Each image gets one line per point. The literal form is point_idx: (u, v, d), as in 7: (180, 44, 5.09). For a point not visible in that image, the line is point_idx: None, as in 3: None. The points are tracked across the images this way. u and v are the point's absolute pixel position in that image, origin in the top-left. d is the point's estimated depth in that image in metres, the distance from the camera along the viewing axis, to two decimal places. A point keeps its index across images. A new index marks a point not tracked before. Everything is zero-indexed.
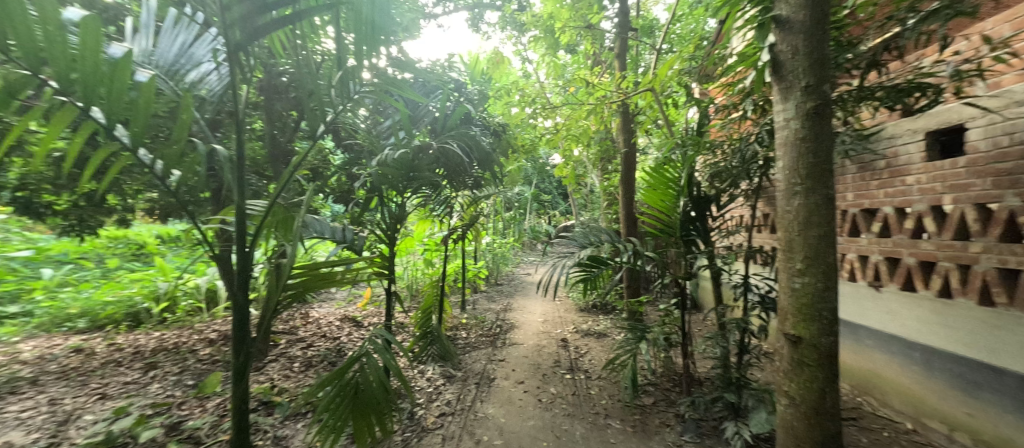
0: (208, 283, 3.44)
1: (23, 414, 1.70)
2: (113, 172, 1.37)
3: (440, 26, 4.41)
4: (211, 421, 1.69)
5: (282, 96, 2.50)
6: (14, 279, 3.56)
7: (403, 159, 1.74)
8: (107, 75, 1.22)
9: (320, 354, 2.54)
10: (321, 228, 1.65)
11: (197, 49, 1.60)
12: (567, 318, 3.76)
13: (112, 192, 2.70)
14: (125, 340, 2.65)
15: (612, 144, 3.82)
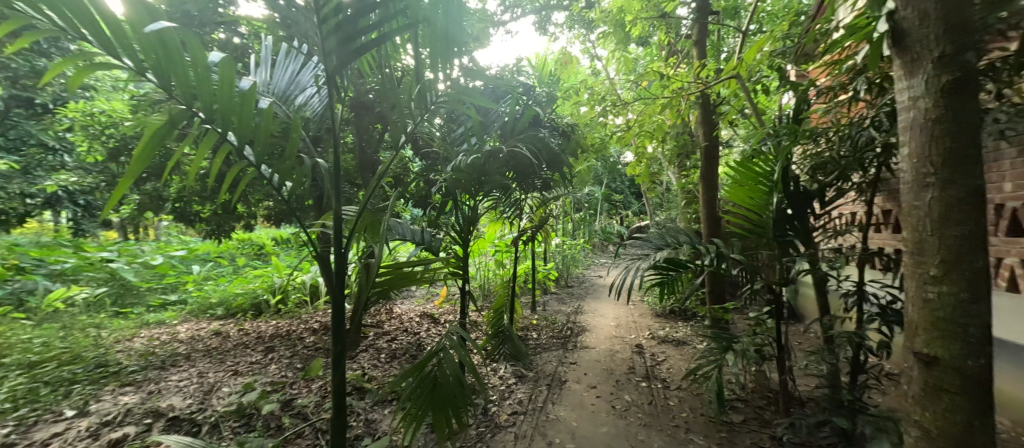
0: (312, 279, 3.83)
1: (181, 383, 2.11)
2: (242, 185, 1.59)
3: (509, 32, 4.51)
4: (315, 401, 1.93)
5: (370, 111, 2.77)
6: (175, 274, 4.42)
7: (476, 163, 1.79)
8: (239, 105, 1.46)
9: (402, 347, 2.76)
10: (402, 231, 1.80)
11: (303, 76, 1.84)
12: (642, 323, 3.59)
13: (242, 201, 3.22)
14: (250, 326, 3.13)
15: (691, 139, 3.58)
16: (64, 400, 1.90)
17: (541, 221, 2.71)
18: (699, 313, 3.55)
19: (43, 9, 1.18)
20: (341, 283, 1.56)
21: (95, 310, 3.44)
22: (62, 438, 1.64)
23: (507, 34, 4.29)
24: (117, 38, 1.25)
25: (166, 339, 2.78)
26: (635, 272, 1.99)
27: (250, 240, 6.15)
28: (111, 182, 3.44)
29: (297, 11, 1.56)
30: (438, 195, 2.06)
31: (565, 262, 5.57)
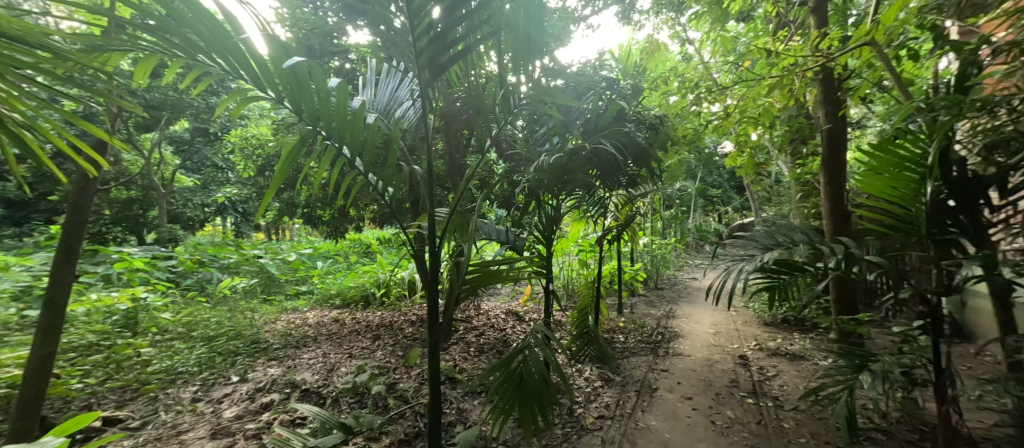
0: (410, 275, 4.25)
1: (312, 361, 2.49)
2: (354, 191, 1.78)
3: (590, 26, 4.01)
4: (414, 386, 2.12)
5: (458, 119, 2.96)
6: (304, 268, 5.23)
7: (558, 162, 1.82)
8: (352, 121, 1.65)
9: (489, 342, 2.88)
10: (489, 231, 1.90)
11: (400, 91, 2.04)
12: (747, 332, 3.23)
13: (353, 205, 3.67)
14: (361, 316, 3.57)
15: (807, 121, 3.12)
16: (230, 367, 2.39)
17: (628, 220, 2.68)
18: (821, 324, 3.07)
19: (214, 57, 1.47)
20: (435, 279, 1.64)
21: (250, 297, 4.23)
22: (229, 398, 2.06)
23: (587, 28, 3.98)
24: (263, 74, 1.52)
25: (300, 323, 3.31)
26: (739, 276, 1.82)
27: (361, 240, 7.00)
28: (261, 193, 4.18)
29: (394, 32, 1.64)
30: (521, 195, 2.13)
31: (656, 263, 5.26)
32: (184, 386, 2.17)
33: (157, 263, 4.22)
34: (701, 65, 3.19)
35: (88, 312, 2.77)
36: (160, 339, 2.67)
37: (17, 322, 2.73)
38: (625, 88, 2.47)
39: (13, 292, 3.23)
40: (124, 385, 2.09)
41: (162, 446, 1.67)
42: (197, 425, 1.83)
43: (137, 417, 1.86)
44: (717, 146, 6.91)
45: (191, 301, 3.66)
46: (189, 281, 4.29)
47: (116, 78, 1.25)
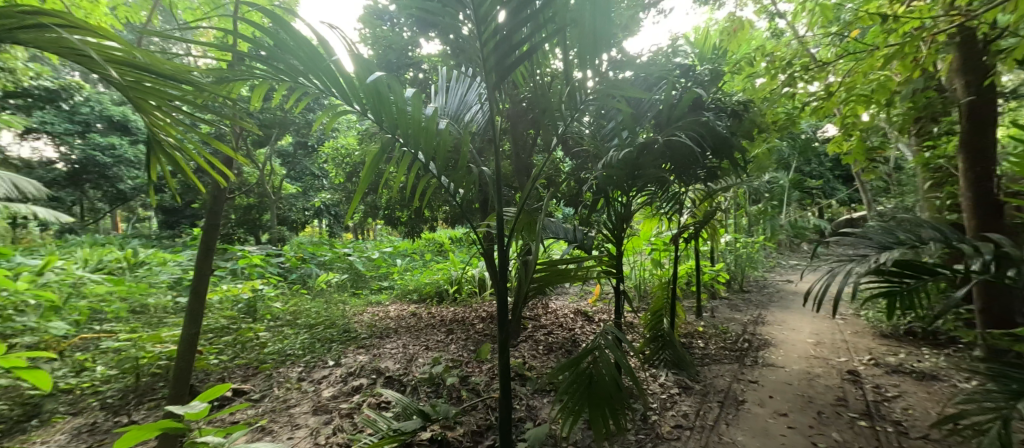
0: (479, 273, 4.43)
1: (395, 351, 2.71)
2: (427, 193, 1.87)
3: (661, 12, 3.48)
4: (485, 380, 2.20)
5: (524, 118, 2.99)
6: (386, 265, 5.70)
7: (628, 158, 1.79)
8: (426, 128, 1.73)
9: (558, 341, 2.87)
10: (557, 230, 2.02)
11: (469, 96, 2.11)
12: (858, 343, 2.81)
13: (428, 206, 3.92)
14: (436, 310, 3.79)
15: (939, 95, 2.62)
16: (327, 352, 2.70)
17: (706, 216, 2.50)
18: (960, 338, 2.57)
19: (312, 79, 1.65)
20: (504, 276, 1.64)
21: (342, 290, 4.74)
22: (326, 379, 2.33)
23: (658, 15, 3.43)
24: (350, 89, 1.66)
25: (383, 316, 3.62)
26: (848, 279, 1.57)
27: (435, 239, 7.46)
28: (350, 197, 4.63)
29: (463, 39, 1.68)
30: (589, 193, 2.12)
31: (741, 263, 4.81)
32: (291, 366, 2.50)
33: (270, 260, 4.91)
34: (794, 41, 2.84)
35: (221, 299, 3.31)
36: (273, 325, 3.11)
37: (172, 306, 3.39)
38: (703, 75, 2.30)
39: (168, 282, 4.05)
40: (247, 363, 2.48)
41: (276, 417, 1.96)
42: (303, 401, 2.11)
43: (256, 391, 2.20)
44: (820, 131, 6.11)
45: (296, 292, 4.19)
46: (294, 275, 4.98)
47: (237, 103, 1.47)
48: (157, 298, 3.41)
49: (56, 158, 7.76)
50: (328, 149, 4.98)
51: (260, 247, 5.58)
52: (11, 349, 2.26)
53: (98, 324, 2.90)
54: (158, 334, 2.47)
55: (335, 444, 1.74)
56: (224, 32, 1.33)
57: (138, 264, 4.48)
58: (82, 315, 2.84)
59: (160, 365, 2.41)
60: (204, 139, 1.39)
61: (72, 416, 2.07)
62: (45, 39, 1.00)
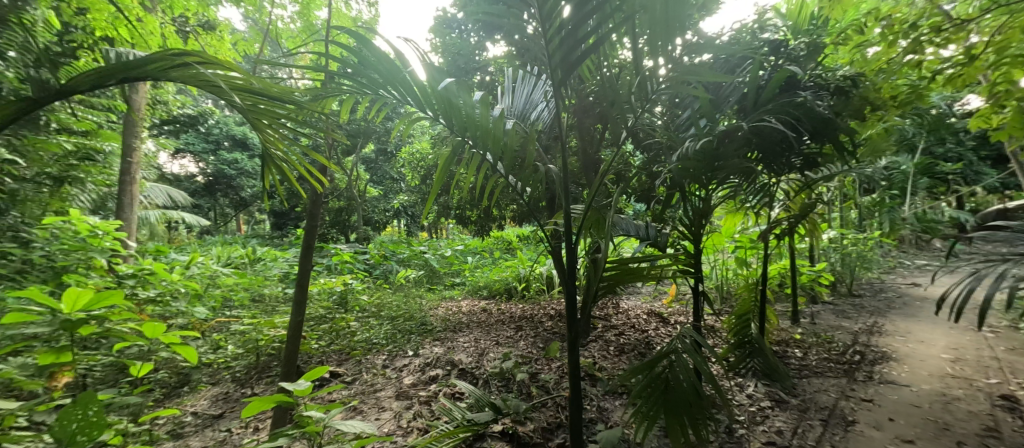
0: (548, 270, 4.44)
1: (468, 344, 2.82)
2: (493, 191, 1.88)
3: None
4: (554, 378, 2.20)
5: (590, 113, 2.93)
6: (458, 262, 6.01)
7: (708, 148, 1.67)
8: (493, 128, 1.74)
9: (631, 343, 2.76)
10: (626, 227, 1.97)
11: (535, 95, 2.15)
12: (1014, 361, 2.30)
13: (497, 204, 4.02)
14: (506, 307, 3.88)
15: None
16: (407, 343, 2.90)
17: (802, 210, 2.23)
18: None
19: (390, 90, 1.75)
20: (572, 274, 1.53)
21: (419, 285, 5.08)
22: (407, 367, 2.51)
23: None
24: (423, 97, 1.74)
25: (456, 311, 3.81)
26: (1001, 284, 1.31)
27: (504, 237, 7.65)
28: (426, 198, 4.93)
29: (528, 39, 1.66)
30: (663, 187, 2.05)
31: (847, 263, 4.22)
32: (377, 354, 2.74)
33: (358, 257, 5.44)
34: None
35: (319, 291, 3.74)
36: (361, 315, 3.43)
37: (282, 296, 3.92)
38: (798, 49, 2.07)
39: (279, 275, 4.68)
40: (341, 349, 2.78)
41: (365, 399, 2.16)
42: (387, 386, 2.29)
43: (348, 374, 2.46)
44: (958, 104, 5.11)
45: (379, 286, 4.58)
46: (378, 271, 5.47)
47: (329, 117, 1.59)
48: (270, 289, 3.95)
49: (196, 172, 9.94)
50: (405, 154, 5.35)
51: (352, 245, 6.17)
52: (169, 328, 2.78)
53: (227, 310, 3.46)
54: (272, 319, 2.86)
55: (414, 428, 1.86)
56: (316, 55, 1.47)
57: (256, 260, 5.24)
58: (216, 302, 3.40)
59: (274, 346, 2.76)
60: (305, 151, 1.53)
61: (213, 386, 2.50)
62: (186, 74, 1.23)
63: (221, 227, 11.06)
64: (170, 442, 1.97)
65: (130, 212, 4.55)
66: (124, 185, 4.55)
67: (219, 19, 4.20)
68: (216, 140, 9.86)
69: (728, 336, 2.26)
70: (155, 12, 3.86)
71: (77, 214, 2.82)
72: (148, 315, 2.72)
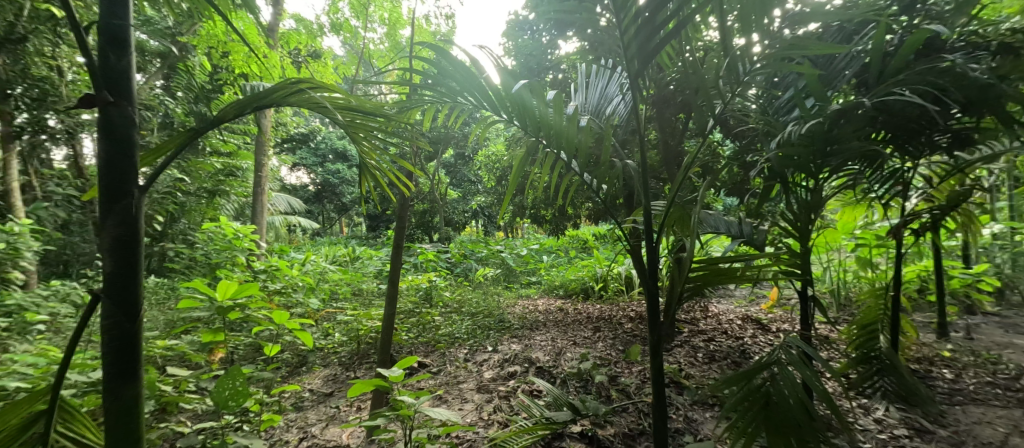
0: (627, 270, 4.31)
1: (547, 343, 2.83)
2: (568, 190, 1.82)
3: None
4: (636, 382, 2.12)
5: (671, 103, 2.79)
6: (533, 262, 6.11)
7: (816, 132, 1.51)
8: (566, 127, 1.69)
9: (723, 350, 2.56)
10: (716, 224, 1.84)
11: (610, 89, 2.09)
12: None
13: (572, 202, 3.99)
14: (582, 307, 3.83)
15: None
16: (487, 339, 2.98)
17: (952, 201, 1.91)
18: None
19: (467, 97, 1.79)
20: (654, 275, 1.41)
21: (497, 283, 5.21)
22: (487, 362, 2.58)
23: None
24: (498, 100, 1.75)
25: (533, 309, 3.85)
26: None
27: (579, 236, 7.55)
28: (502, 198, 5.04)
29: (602, 32, 1.60)
30: (762, 177, 1.88)
31: (1012, 265, 3.49)
32: (460, 347, 2.86)
33: (440, 255, 5.75)
34: None
35: (407, 287, 3.99)
36: (445, 310, 3.60)
37: (376, 290, 4.25)
38: (939, 5, 1.79)
39: (374, 272, 5.10)
40: (428, 341, 2.94)
41: (449, 389, 2.26)
42: (469, 379, 2.38)
43: (434, 365, 2.60)
44: None
45: (460, 283, 4.78)
46: (459, 269, 5.72)
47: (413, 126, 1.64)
48: (366, 285, 4.31)
49: (307, 182, 11.32)
50: (482, 156, 5.53)
51: (435, 245, 6.53)
52: (290, 316, 3.17)
53: (334, 302, 3.83)
54: (370, 312, 3.11)
55: (495, 420, 1.90)
56: (401, 69, 1.57)
57: (354, 258, 5.74)
58: (325, 294, 3.80)
59: (371, 336, 3.00)
60: (394, 160, 1.59)
61: (325, 367, 2.77)
62: (302, 100, 1.24)
63: (327, 230, 12.41)
64: (293, 413, 2.24)
65: (260, 219, 5.26)
66: (255, 197, 5.30)
67: (322, 48, 4.86)
68: (322, 153, 11.16)
69: (850, 347, 2.04)
70: (276, 47, 4.53)
71: (225, 222, 3.99)
72: (276, 303, 3.15)
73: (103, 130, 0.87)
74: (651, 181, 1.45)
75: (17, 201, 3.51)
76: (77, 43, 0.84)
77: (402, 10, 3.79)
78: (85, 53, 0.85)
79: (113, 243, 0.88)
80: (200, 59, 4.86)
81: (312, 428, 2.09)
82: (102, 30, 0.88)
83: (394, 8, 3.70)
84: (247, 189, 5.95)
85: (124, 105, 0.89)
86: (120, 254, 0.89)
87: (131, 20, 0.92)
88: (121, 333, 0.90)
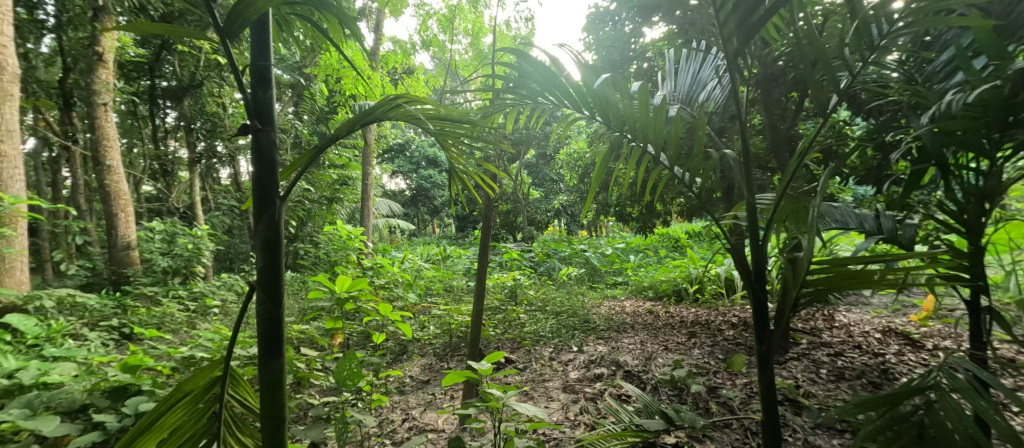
0: (727, 271, 3.99)
1: (636, 346, 2.73)
2: (656, 185, 1.68)
3: None
4: (741, 397, 1.92)
5: (780, 82, 2.50)
6: (619, 261, 5.95)
7: (989, 99, 1.21)
8: (653, 118, 1.57)
9: (854, 367, 2.23)
10: (843, 218, 1.62)
11: (703, 73, 1.92)
12: None
13: (661, 197, 3.81)
14: (674, 310, 3.61)
15: None
16: (571, 339, 2.94)
17: None
18: None
19: (549, 96, 1.76)
20: (762, 277, 1.26)
21: (581, 282, 5.15)
22: (572, 362, 2.56)
23: None
24: (579, 97, 1.69)
25: (619, 310, 3.73)
26: None
27: (670, 234, 7.18)
28: (585, 197, 4.98)
29: (694, 12, 1.45)
30: (908, 159, 1.59)
31: None
32: (545, 345, 2.87)
33: (524, 255, 5.89)
34: None
35: (493, 285, 4.15)
36: (530, 308, 3.63)
37: (465, 287, 4.49)
38: None
39: (462, 269, 5.40)
40: (514, 338, 3.00)
41: (535, 386, 2.28)
42: (554, 377, 2.38)
43: (520, 361, 2.65)
44: None
45: (543, 282, 4.81)
46: (542, 267, 5.78)
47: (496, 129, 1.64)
48: (456, 282, 4.58)
49: (404, 188, 12.41)
50: (563, 155, 5.54)
51: (518, 244, 6.69)
52: (392, 308, 3.47)
53: (429, 296, 4.07)
54: (460, 307, 3.28)
55: (582, 422, 1.86)
56: (485, 76, 1.60)
57: (445, 257, 6.10)
58: (421, 289, 4.08)
59: (461, 330, 3.15)
60: (478, 162, 1.60)
61: (422, 356, 2.97)
62: (400, 114, 1.28)
63: (423, 231, 13.47)
64: (397, 395, 2.42)
65: (366, 220, 5.80)
66: (362, 202, 5.83)
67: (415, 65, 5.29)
68: (416, 161, 12.14)
69: None
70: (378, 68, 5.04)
71: (340, 225, 4.58)
72: (379, 296, 3.47)
73: (254, 154, 0.95)
74: (753, 170, 1.30)
75: (198, 211, 5.98)
76: (235, 82, 0.91)
77: (484, 19, 3.97)
78: (241, 89, 0.93)
79: (263, 245, 0.95)
80: (319, 85, 5.63)
81: (412, 411, 2.24)
82: (252, 71, 0.95)
83: (477, 18, 3.91)
84: (354, 195, 6.63)
85: (270, 131, 0.96)
86: (269, 254, 0.96)
87: (272, 59, 0.99)
88: (271, 319, 0.97)
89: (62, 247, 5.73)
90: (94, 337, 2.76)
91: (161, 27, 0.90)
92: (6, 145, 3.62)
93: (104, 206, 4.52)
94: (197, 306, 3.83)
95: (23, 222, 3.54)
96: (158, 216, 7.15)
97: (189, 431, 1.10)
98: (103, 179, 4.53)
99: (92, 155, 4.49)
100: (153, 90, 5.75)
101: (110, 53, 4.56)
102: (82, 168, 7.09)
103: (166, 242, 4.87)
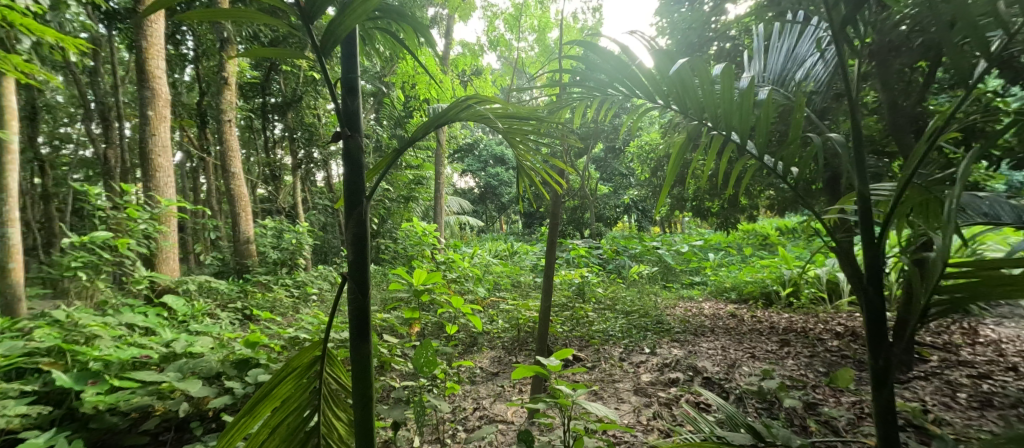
0: (828, 274, 3.59)
1: (717, 351, 2.56)
2: (743, 176, 1.51)
3: None
4: (849, 417, 1.69)
5: (901, 51, 2.17)
6: (697, 260, 5.63)
7: None
8: (739, 104, 1.42)
9: (1004, 393, 1.89)
10: (995, 210, 1.27)
11: (801, 47, 1.71)
12: None
13: (749, 191, 3.52)
14: (762, 315, 3.32)
15: None
16: (643, 340, 2.83)
17: None
18: None
19: (619, 87, 1.68)
20: (877, 280, 1.10)
21: (654, 281, 4.94)
22: (645, 365, 2.46)
23: None
24: (653, 86, 1.59)
25: (697, 312, 3.52)
26: None
27: (755, 231, 6.65)
28: (657, 191, 4.77)
29: None
30: None
31: None
32: (614, 345, 2.79)
33: (593, 251, 5.79)
34: None
35: (562, 281, 4.12)
36: (598, 307, 3.55)
37: (535, 283, 4.51)
38: None
39: (530, 265, 5.46)
40: (582, 336, 2.96)
41: (605, 387, 2.22)
42: (625, 379, 2.30)
43: (590, 360, 2.60)
44: None
45: (614, 280, 4.68)
46: (611, 265, 5.58)
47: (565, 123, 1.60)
48: (525, 277, 4.62)
49: (473, 186, 12.80)
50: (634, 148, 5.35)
51: (587, 240, 6.60)
52: (464, 302, 3.60)
53: (498, 291, 4.17)
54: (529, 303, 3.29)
55: (655, 428, 1.78)
56: (552, 71, 1.57)
57: (513, 253, 6.18)
58: (491, 284, 4.18)
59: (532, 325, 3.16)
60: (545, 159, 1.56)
61: (491, 349, 3.03)
62: (471, 114, 1.28)
63: (492, 227, 13.82)
64: (469, 385, 2.50)
65: (439, 217, 6.08)
66: (436, 200, 6.10)
67: (484, 65, 5.40)
68: (485, 159, 12.44)
69: None
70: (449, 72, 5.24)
71: (416, 223, 4.84)
72: (453, 290, 3.61)
73: (345, 158, 1.00)
74: (867, 156, 1.13)
75: (299, 210, 6.66)
76: (328, 94, 0.96)
77: (551, 14, 3.91)
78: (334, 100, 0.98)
79: (353, 242, 1.00)
80: (398, 92, 5.98)
81: (483, 401, 2.29)
82: (341, 83, 1.01)
83: (545, 13, 3.88)
84: (428, 193, 6.96)
85: (356, 136, 1.01)
86: (358, 250, 1.01)
87: (358, 70, 1.05)
88: (360, 308, 1.03)
89: (199, 241, 6.74)
90: (225, 317, 3.19)
91: (271, 51, 0.97)
92: (161, 158, 4.34)
93: (229, 207, 5.14)
94: (299, 293, 4.27)
95: (172, 220, 4.16)
96: (267, 213, 8.09)
97: (296, 403, 1.15)
98: (230, 183, 5.18)
99: (221, 164, 5.20)
100: (264, 106, 6.60)
101: (234, 77, 5.19)
102: (210, 174, 8.24)
103: (274, 236, 5.46)
